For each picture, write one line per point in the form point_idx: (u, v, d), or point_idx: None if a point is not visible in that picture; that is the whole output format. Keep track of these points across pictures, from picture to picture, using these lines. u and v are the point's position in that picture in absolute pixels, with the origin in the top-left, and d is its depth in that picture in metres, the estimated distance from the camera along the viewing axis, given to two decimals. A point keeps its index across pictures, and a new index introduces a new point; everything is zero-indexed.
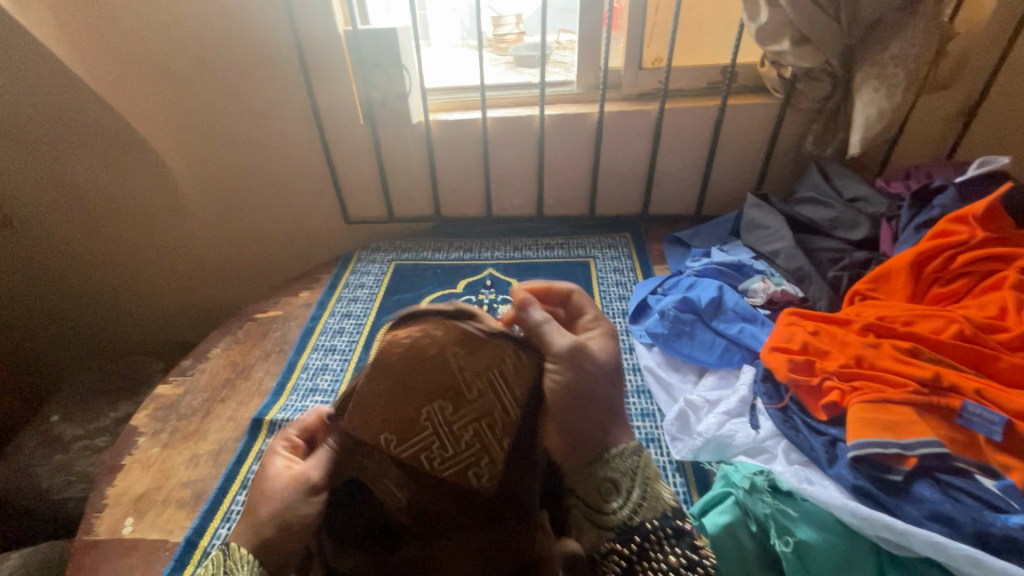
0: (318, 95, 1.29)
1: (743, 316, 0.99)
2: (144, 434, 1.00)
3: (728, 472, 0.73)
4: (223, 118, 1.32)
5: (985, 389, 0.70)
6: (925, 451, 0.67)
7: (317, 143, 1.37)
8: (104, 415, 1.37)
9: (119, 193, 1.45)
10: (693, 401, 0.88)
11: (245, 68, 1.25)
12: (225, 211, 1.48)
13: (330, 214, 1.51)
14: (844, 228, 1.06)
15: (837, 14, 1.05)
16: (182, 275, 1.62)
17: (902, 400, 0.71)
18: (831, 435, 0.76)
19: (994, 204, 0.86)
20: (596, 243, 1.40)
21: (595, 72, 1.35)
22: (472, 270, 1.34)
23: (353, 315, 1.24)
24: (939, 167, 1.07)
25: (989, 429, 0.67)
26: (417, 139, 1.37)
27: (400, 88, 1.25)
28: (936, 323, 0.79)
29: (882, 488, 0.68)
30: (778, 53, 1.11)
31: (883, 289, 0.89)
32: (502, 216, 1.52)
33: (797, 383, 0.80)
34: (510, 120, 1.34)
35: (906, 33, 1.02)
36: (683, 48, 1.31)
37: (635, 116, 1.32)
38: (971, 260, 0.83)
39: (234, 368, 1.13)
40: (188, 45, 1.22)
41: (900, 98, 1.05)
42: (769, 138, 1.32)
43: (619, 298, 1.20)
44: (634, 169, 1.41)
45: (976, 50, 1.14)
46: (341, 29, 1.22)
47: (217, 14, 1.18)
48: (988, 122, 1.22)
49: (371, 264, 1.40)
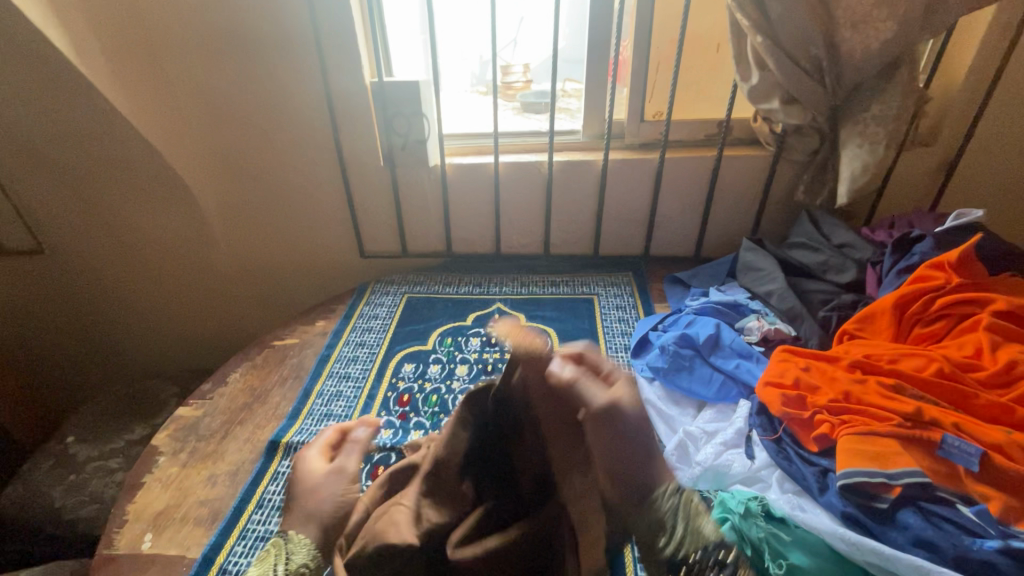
0: (344, 138, 1.40)
1: (740, 353, 1.05)
2: (163, 454, 1.04)
3: (724, 499, 0.77)
4: (253, 160, 1.43)
5: (964, 423, 0.75)
6: (908, 480, 0.71)
7: (338, 181, 1.46)
8: (118, 437, 1.40)
9: (148, 224, 1.54)
10: (692, 432, 0.93)
11: (275, 116, 1.37)
12: (247, 243, 1.56)
13: (347, 248, 1.58)
14: (833, 271, 1.13)
15: (822, 79, 1.15)
16: (202, 304, 1.69)
17: (887, 432, 0.76)
18: (822, 466, 0.80)
19: (968, 252, 0.93)
20: (599, 281, 1.47)
21: (600, 123, 1.45)
22: (481, 304, 1.41)
23: (366, 344, 1.30)
24: (919, 217, 1.15)
25: (968, 459, 0.71)
26: (432, 180, 1.46)
27: (419, 134, 1.36)
28: (918, 362, 0.85)
29: (870, 516, 0.72)
30: (769, 110, 1.21)
31: (869, 329, 0.95)
32: (510, 253, 1.60)
33: (790, 416, 0.85)
34: (520, 164, 1.43)
35: (885, 97, 1.12)
36: (682, 103, 1.42)
37: (636, 164, 1.41)
38: (949, 303, 0.90)
39: (252, 393, 1.18)
40: (226, 92, 1.34)
41: (883, 153, 1.13)
42: (762, 188, 1.41)
43: (621, 334, 1.26)
44: (636, 213, 1.49)
45: (952, 112, 1.24)
46: (368, 81, 1.34)
47: (256, 66, 1.31)
48: (967, 177, 1.31)
49: (385, 296, 1.46)
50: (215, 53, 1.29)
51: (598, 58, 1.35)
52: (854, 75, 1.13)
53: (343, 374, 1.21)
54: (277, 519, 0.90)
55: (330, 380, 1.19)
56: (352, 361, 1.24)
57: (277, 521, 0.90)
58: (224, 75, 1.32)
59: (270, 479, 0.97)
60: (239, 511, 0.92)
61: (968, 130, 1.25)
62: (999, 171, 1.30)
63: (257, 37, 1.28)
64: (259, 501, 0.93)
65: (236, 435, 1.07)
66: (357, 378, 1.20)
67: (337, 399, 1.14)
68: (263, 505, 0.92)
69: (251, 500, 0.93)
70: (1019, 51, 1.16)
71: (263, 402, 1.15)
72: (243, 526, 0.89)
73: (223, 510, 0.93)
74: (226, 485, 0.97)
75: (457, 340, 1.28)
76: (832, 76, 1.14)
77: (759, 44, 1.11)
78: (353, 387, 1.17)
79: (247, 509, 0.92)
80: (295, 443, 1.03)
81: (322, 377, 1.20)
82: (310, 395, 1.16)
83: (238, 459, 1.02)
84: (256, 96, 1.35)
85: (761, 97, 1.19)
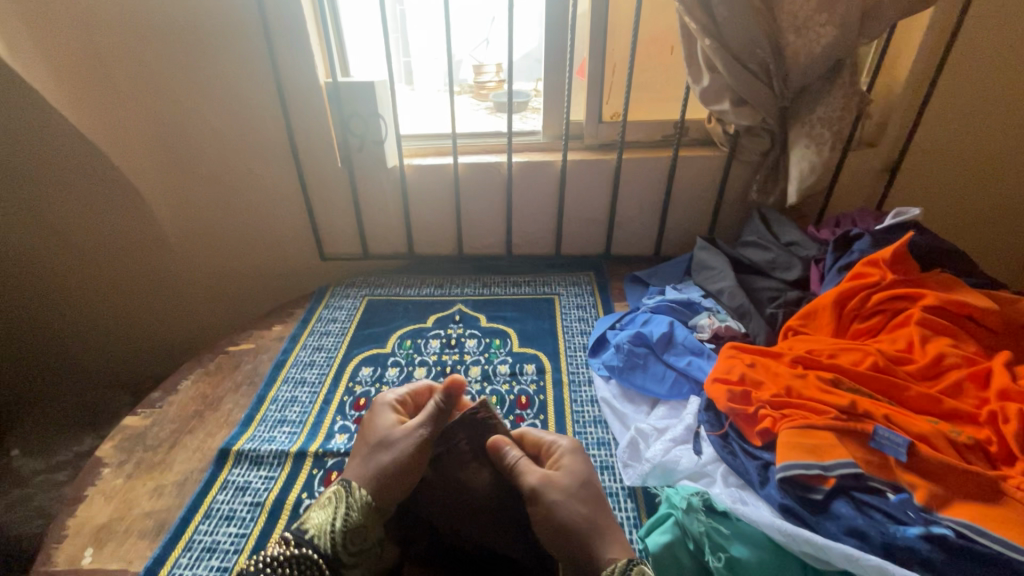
0: (299, 138, 1.37)
1: (692, 350, 1.07)
2: (108, 466, 1.01)
3: (669, 494, 0.78)
4: (206, 160, 1.39)
5: (894, 415, 0.78)
6: (841, 471, 0.74)
7: (295, 182, 1.44)
8: (66, 449, 1.36)
9: (95, 228, 1.48)
10: (643, 429, 0.94)
11: (229, 116, 1.34)
12: (202, 247, 1.52)
13: (307, 250, 1.56)
14: (781, 269, 1.16)
15: (770, 81, 1.18)
16: (156, 310, 1.64)
17: (823, 426, 0.78)
18: (764, 460, 0.83)
19: (901, 250, 0.96)
20: (561, 280, 1.48)
21: (559, 123, 1.46)
22: (442, 305, 1.40)
23: (324, 348, 1.28)
24: (862, 216, 1.19)
25: (897, 450, 0.74)
26: (392, 181, 1.45)
27: (376, 135, 1.34)
28: (855, 356, 0.88)
29: (806, 507, 0.74)
30: (720, 111, 1.23)
31: (812, 325, 0.98)
32: (473, 254, 1.60)
33: (735, 412, 0.87)
34: (480, 165, 1.43)
35: (829, 99, 1.16)
36: (639, 104, 1.43)
37: (595, 165, 1.43)
38: (884, 299, 0.93)
39: (204, 400, 1.15)
40: (175, 92, 1.30)
41: (828, 154, 1.17)
42: (718, 187, 1.44)
43: (580, 333, 1.27)
44: (597, 213, 1.50)
45: (894, 113, 1.29)
46: (322, 80, 1.31)
47: (206, 65, 1.27)
48: (909, 177, 1.36)
49: (344, 299, 1.45)
50: (162, 52, 1.25)
51: (556, 58, 1.36)
52: (800, 78, 1.16)
53: (299, 379, 1.19)
54: (226, 529, 0.88)
55: (285, 386, 1.17)
56: (308, 365, 1.23)
57: (225, 531, 0.88)
58: (173, 73, 1.28)
59: (219, 488, 0.95)
60: (186, 521, 0.89)
61: (909, 131, 1.29)
62: (938, 171, 1.35)
63: (208, 34, 1.24)
64: (207, 511, 0.91)
65: (186, 444, 1.04)
66: (313, 383, 1.18)
67: (292, 405, 1.12)
68: (211, 515, 0.90)
69: (199, 510, 0.91)
70: (953, 56, 1.21)
71: (216, 409, 1.12)
72: (189, 538, 0.87)
73: (169, 521, 0.90)
74: (173, 496, 0.94)
75: (416, 342, 1.27)
76: (780, 78, 1.17)
77: (708, 47, 1.13)
78: (309, 392, 1.15)
79: (194, 519, 0.90)
80: (246, 451, 1.01)
81: (276, 383, 1.18)
82: (264, 402, 1.13)
83: (187, 468, 0.99)
84: (208, 94, 1.31)
85: (712, 99, 1.21)
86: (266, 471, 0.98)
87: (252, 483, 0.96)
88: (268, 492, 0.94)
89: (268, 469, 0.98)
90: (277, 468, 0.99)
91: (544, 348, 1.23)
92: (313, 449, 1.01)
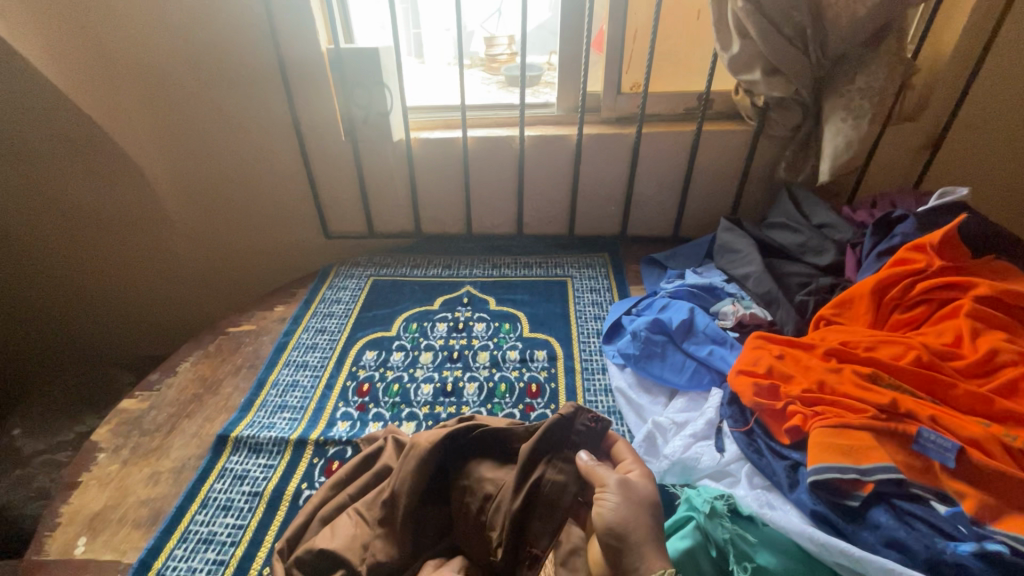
0: (301, 112, 1.30)
1: (714, 338, 1.00)
2: (104, 451, 0.98)
3: (690, 496, 0.73)
4: (203, 132, 1.32)
5: (940, 416, 0.71)
6: (881, 476, 0.68)
7: (297, 156, 1.37)
8: (68, 429, 1.35)
9: (92, 204, 1.44)
10: (660, 423, 0.88)
11: (227, 86, 1.27)
12: (202, 223, 1.47)
13: (311, 228, 1.50)
14: (812, 253, 1.08)
15: (806, 47, 1.08)
16: (158, 289, 1.61)
17: (861, 425, 0.72)
18: (793, 460, 0.77)
19: (951, 233, 0.88)
20: (574, 262, 1.41)
21: (574, 95, 1.37)
22: (450, 287, 1.35)
23: (327, 330, 1.23)
24: (902, 196, 1.10)
25: (943, 455, 0.68)
26: (397, 156, 1.37)
27: (382, 106, 1.25)
28: (896, 350, 0.81)
29: (840, 514, 0.69)
30: (750, 82, 1.13)
31: (847, 315, 0.91)
32: (482, 234, 1.53)
33: (761, 407, 0.81)
34: (491, 140, 1.35)
35: (871, 68, 1.06)
36: (661, 74, 1.34)
37: (612, 140, 1.34)
38: (929, 287, 0.85)
39: (203, 383, 1.11)
40: (169, 61, 1.23)
41: (867, 129, 1.07)
42: (743, 165, 1.35)
43: (594, 318, 1.21)
44: (613, 191, 1.42)
45: (940, 84, 1.18)
46: (324, 47, 1.24)
47: (202, 32, 1.20)
48: (953, 154, 1.26)
49: (349, 279, 1.39)
50: (155, 17, 1.18)
51: (573, 25, 1.26)
52: (840, 44, 1.06)
53: (301, 362, 1.15)
54: (222, 520, 0.85)
55: (287, 370, 1.13)
56: (311, 348, 1.18)
57: (221, 522, 0.85)
58: (166, 39, 1.20)
59: (217, 477, 0.91)
60: (182, 511, 0.86)
61: (956, 104, 1.19)
62: (985, 148, 1.25)
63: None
64: (204, 500, 0.88)
65: (183, 429, 1.01)
66: (315, 366, 1.13)
67: (293, 390, 1.08)
68: (208, 504, 0.87)
69: (195, 500, 0.88)
70: (1011, 20, 1.10)
71: (214, 393, 1.09)
72: (184, 529, 0.84)
73: (165, 510, 0.87)
74: (169, 484, 0.91)
75: (422, 326, 1.22)
76: (817, 44, 1.06)
77: (740, 8, 1.03)
78: (311, 376, 1.11)
79: (190, 509, 0.86)
80: (244, 437, 0.97)
81: (277, 366, 1.14)
82: (264, 385, 1.09)
83: (184, 455, 0.96)
84: (203, 62, 1.23)
85: (741, 68, 1.12)
86: (265, 459, 0.94)
87: (251, 472, 0.92)
88: (266, 482, 0.90)
89: (268, 457, 0.95)
90: (276, 456, 0.95)
91: (556, 333, 1.17)
92: (314, 437, 0.97)
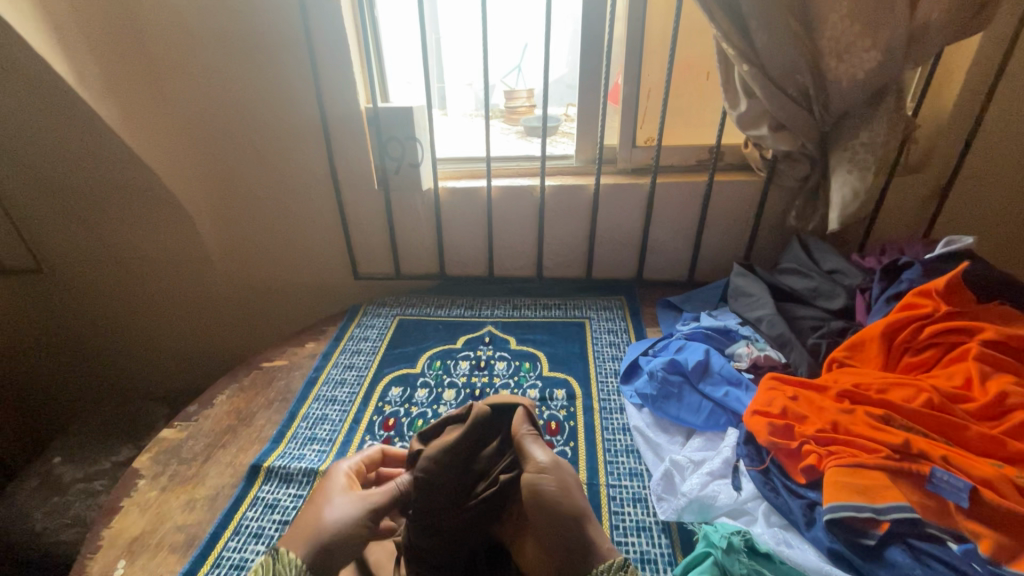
0: (338, 163, 1.41)
1: (729, 380, 1.03)
2: (144, 477, 1.03)
3: (708, 532, 0.76)
4: (251, 178, 1.44)
5: (953, 456, 0.74)
6: (896, 516, 0.71)
7: (333, 202, 1.47)
8: (104, 458, 1.41)
9: (140, 244, 1.54)
10: (678, 460, 0.90)
11: (273, 135, 1.38)
12: (241, 262, 1.57)
13: (342, 269, 1.59)
14: (823, 297, 1.12)
15: (810, 106, 1.15)
16: (195, 323, 1.70)
17: (876, 465, 0.75)
18: (809, 499, 0.80)
19: (956, 280, 0.92)
20: (592, 304, 1.46)
21: (592, 148, 1.47)
22: (473, 327, 1.40)
23: (355, 366, 1.29)
24: (909, 243, 1.15)
25: (957, 495, 0.70)
26: (425, 203, 1.47)
27: (413, 158, 1.37)
28: (907, 392, 0.84)
29: (858, 553, 0.72)
30: (758, 136, 1.20)
31: (859, 357, 0.94)
32: (504, 276, 1.60)
33: (777, 446, 0.84)
34: (513, 188, 1.44)
35: (872, 125, 1.12)
36: (673, 130, 1.43)
37: (628, 188, 1.42)
38: (937, 332, 0.89)
39: (238, 415, 1.17)
40: (225, 111, 1.35)
41: (873, 179, 1.12)
42: (755, 213, 1.41)
43: (612, 358, 1.25)
44: (629, 237, 1.49)
45: (943, 139, 1.24)
46: (362, 105, 1.35)
47: (259, 87, 1.32)
48: (960, 203, 1.30)
49: (376, 318, 1.46)
50: (216, 70, 1.30)
51: (590, 84, 1.36)
52: (842, 104, 1.13)
53: (330, 397, 1.20)
54: (254, 547, 0.88)
55: (316, 404, 1.18)
56: (339, 383, 1.23)
57: (252, 549, 0.88)
58: (225, 95, 1.33)
59: (249, 505, 0.95)
60: (215, 538, 0.90)
61: (958, 157, 1.25)
62: (992, 197, 1.29)
63: (258, 60, 1.30)
64: (236, 527, 0.92)
65: (218, 459, 1.06)
66: (343, 402, 1.18)
67: (322, 423, 1.13)
68: (240, 532, 0.91)
69: (229, 527, 0.92)
70: (1007, 79, 1.16)
71: (248, 424, 1.14)
72: (217, 554, 0.87)
73: (200, 536, 0.91)
74: (204, 510, 0.95)
75: (446, 363, 1.27)
76: (820, 104, 1.13)
77: (746, 72, 1.11)
78: (339, 411, 1.16)
79: (223, 536, 0.90)
80: (276, 467, 1.02)
81: (308, 400, 1.19)
82: (295, 418, 1.14)
83: (218, 483, 1.00)
84: (253, 110, 1.35)
85: (749, 123, 1.19)
86: (295, 489, 0.98)
87: (282, 501, 0.96)
88: (296, 511, 0.94)
89: (298, 487, 0.99)
90: (305, 486, 0.99)
91: (574, 372, 1.21)
92: None
